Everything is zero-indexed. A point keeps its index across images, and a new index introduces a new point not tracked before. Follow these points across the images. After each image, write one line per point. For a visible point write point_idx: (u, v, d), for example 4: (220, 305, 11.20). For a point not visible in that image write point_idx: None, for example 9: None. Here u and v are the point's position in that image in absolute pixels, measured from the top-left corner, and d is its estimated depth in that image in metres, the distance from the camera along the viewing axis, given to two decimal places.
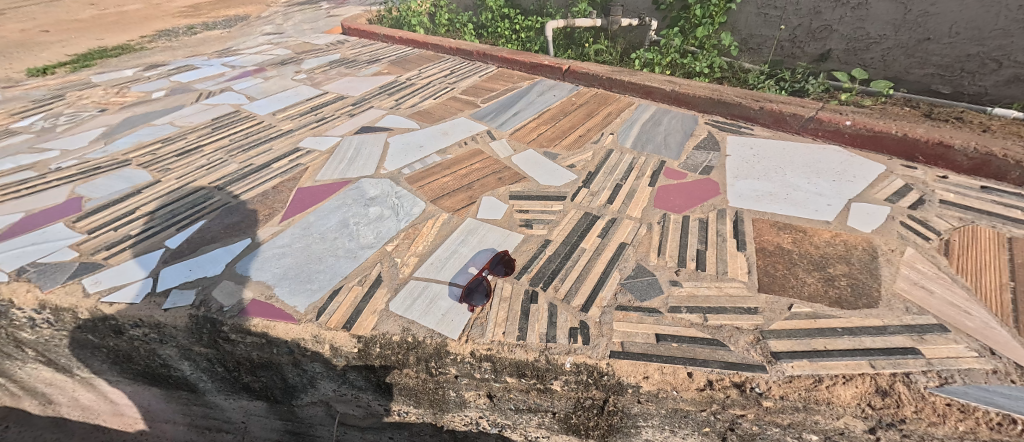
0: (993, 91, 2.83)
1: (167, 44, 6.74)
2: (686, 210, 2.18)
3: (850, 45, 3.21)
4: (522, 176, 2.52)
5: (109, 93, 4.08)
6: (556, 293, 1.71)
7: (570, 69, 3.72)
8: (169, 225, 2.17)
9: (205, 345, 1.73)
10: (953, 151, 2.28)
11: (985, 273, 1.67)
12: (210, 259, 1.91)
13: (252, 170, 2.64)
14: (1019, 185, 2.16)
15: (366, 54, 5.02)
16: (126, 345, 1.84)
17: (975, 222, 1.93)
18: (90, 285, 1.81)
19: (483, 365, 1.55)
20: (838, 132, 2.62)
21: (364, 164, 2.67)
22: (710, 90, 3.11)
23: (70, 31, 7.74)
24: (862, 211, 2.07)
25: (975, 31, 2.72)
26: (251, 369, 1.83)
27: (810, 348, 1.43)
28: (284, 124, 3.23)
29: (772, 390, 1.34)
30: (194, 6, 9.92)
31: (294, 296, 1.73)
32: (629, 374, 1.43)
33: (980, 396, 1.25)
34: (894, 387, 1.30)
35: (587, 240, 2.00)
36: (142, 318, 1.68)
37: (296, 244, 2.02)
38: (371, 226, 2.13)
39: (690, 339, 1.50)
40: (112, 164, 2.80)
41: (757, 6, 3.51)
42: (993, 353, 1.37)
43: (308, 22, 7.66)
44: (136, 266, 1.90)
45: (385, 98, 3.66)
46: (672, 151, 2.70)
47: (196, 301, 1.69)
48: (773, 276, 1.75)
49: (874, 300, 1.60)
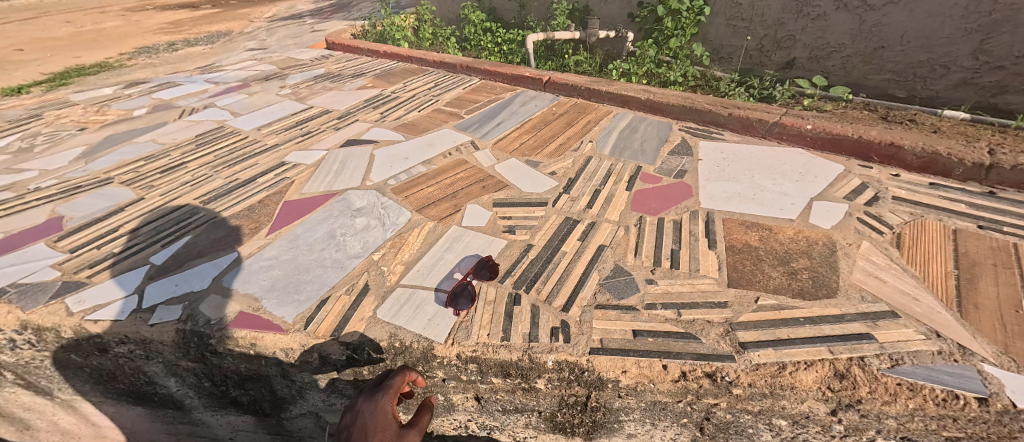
0: (944, 94, 3.02)
1: (148, 61, 6.72)
2: (661, 212, 2.29)
3: (812, 53, 3.41)
4: (505, 184, 2.60)
5: (89, 111, 4.05)
6: (539, 294, 1.79)
7: (551, 80, 3.85)
8: (153, 242, 2.17)
9: (192, 359, 1.74)
10: (903, 151, 2.45)
11: (931, 263, 1.82)
12: (197, 274, 1.93)
13: (238, 185, 2.66)
14: (964, 182, 2.33)
15: (351, 68, 5.08)
16: (111, 363, 1.83)
17: (924, 216, 2.09)
18: (73, 304, 1.80)
19: (469, 367, 1.60)
20: (801, 135, 2.78)
21: (350, 177, 2.72)
22: (682, 98, 3.27)
23: (46, 50, 7.62)
24: (823, 209, 2.21)
25: (924, 39, 2.93)
26: (238, 382, 1.85)
27: (774, 337, 1.54)
28: (269, 139, 3.26)
29: (741, 378, 1.43)
30: (175, 23, 9.90)
31: (282, 307, 1.76)
32: (608, 369, 1.50)
33: (927, 375, 1.37)
34: (850, 370, 1.41)
35: (568, 243, 2.08)
36: (127, 334, 1.68)
37: (284, 256, 2.05)
38: (358, 236, 2.18)
39: (665, 333, 1.59)
40: (92, 183, 2.78)
41: (725, 18, 3.70)
42: (939, 335, 1.50)
43: (293, 36, 7.74)
44: (120, 283, 1.90)
45: (370, 111, 3.72)
46: (648, 156, 2.83)
47: (183, 315, 1.71)
48: (742, 271, 1.87)
49: (833, 291, 1.73)
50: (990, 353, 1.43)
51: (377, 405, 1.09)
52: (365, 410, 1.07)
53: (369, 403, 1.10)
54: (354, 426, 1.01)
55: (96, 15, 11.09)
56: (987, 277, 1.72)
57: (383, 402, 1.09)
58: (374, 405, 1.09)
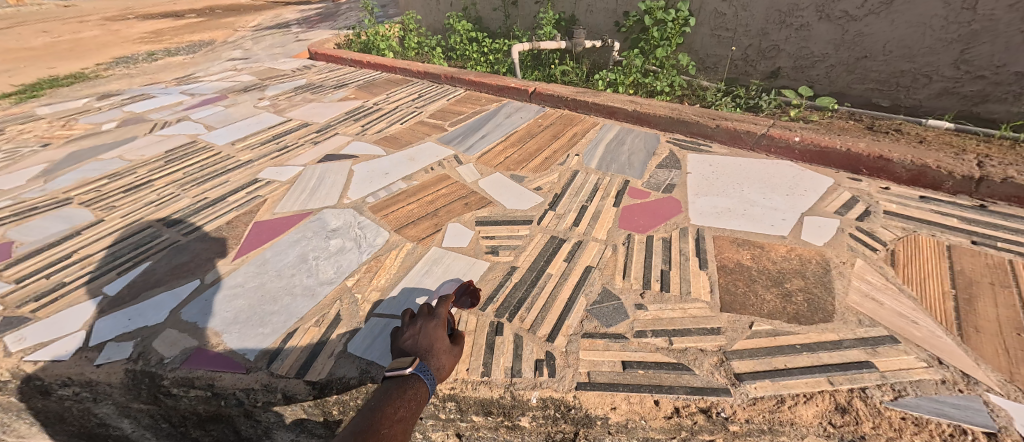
0: (927, 103, 3.02)
1: (125, 72, 6.52)
2: (650, 230, 2.20)
3: (796, 63, 3.40)
4: (488, 200, 2.50)
5: (55, 125, 3.86)
6: (522, 322, 1.68)
7: (536, 91, 3.78)
8: (109, 269, 2.01)
9: (145, 401, 1.59)
10: (892, 163, 2.41)
11: (927, 281, 1.77)
12: (154, 306, 1.78)
13: (206, 204, 2.50)
14: (954, 194, 2.29)
15: (334, 78, 4.96)
16: (56, 405, 1.68)
17: (916, 231, 2.04)
18: (14, 343, 1.64)
19: (448, 405, 1.49)
20: (789, 148, 2.74)
21: (326, 194, 2.59)
22: (669, 109, 3.22)
23: (18, 61, 7.36)
24: (814, 225, 2.15)
25: (905, 49, 2.93)
26: (199, 423, 1.70)
27: (771, 367, 1.46)
28: (243, 154, 3.11)
29: (737, 414, 1.34)
30: (156, 32, 9.69)
31: (244, 341, 1.63)
32: (596, 406, 1.40)
33: (932, 407, 1.31)
34: (851, 403, 1.34)
35: (553, 265, 1.98)
36: (71, 377, 1.53)
37: (250, 283, 1.92)
38: (332, 260, 2.05)
39: (655, 364, 1.50)
40: (49, 203, 2.57)
41: (710, 28, 3.68)
42: (941, 362, 1.44)
43: (277, 46, 7.60)
44: (67, 318, 1.74)
45: (350, 123, 3.60)
46: (636, 169, 2.76)
47: (135, 353, 1.57)
48: (734, 294, 1.79)
49: (829, 314, 1.65)
50: (995, 382, 1.37)
51: (435, 325, 1.45)
52: (427, 327, 1.43)
53: (429, 322, 1.45)
54: (418, 341, 1.39)
55: (74, 24, 10.81)
56: (984, 297, 1.67)
57: (441, 325, 1.43)
58: (434, 325, 1.44)
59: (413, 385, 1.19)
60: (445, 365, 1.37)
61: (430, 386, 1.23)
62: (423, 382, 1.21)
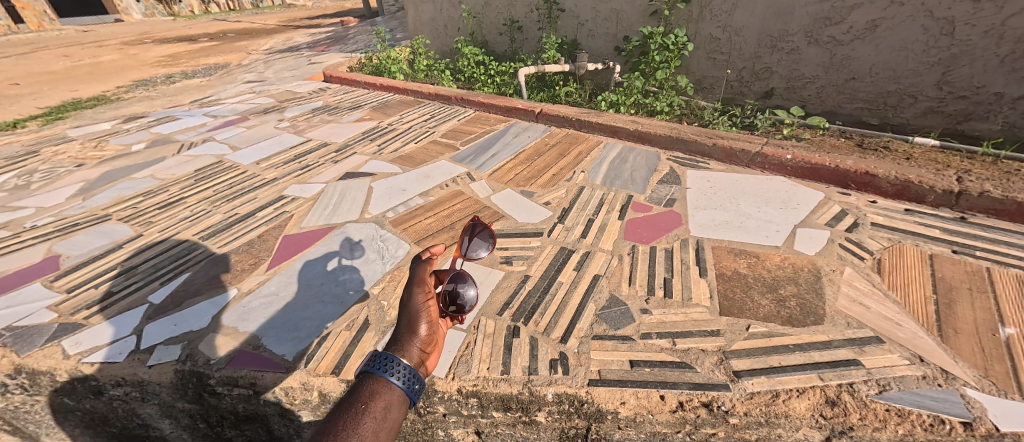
0: (913, 121, 3.20)
1: (145, 94, 6.80)
2: (653, 241, 2.36)
3: (788, 84, 3.61)
4: (501, 214, 2.67)
5: (87, 147, 4.06)
6: (537, 326, 1.83)
7: (543, 112, 3.99)
8: (152, 279, 2.16)
9: (189, 400, 1.73)
10: (878, 178, 2.58)
11: (911, 288, 1.91)
12: (196, 313, 1.93)
13: (237, 219, 2.67)
14: (937, 207, 2.44)
15: (348, 100, 5.21)
16: (104, 406, 1.80)
17: (901, 241, 2.19)
18: (70, 346, 1.79)
19: (470, 401, 1.62)
20: (782, 165, 2.92)
21: (348, 210, 2.76)
22: (668, 128, 3.41)
23: (42, 84, 7.68)
24: (806, 236, 2.31)
25: (890, 71, 3.13)
26: (235, 422, 1.83)
27: (766, 365, 1.59)
28: (268, 173, 3.30)
29: (736, 407, 1.48)
30: (172, 56, 10.07)
31: (282, 344, 1.77)
32: (607, 401, 1.53)
33: (913, 400, 1.45)
34: (840, 396, 1.48)
35: (564, 273, 2.13)
36: (124, 377, 1.67)
37: (283, 291, 2.07)
38: (357, 270, 2.21)
39: (661, 363, 1.63)
40: (90, 220, 2.74)
41: (706, 52, 3.91)
42: (922, 360, 1.58)
43: (290, 69, 7.92)
44: (118, 324, 1.89)
45: (367, 143, 3.81)
46: (638, 185, 2.93)
47: (183, 355, 1.72)
48: (732, 300, 1.93)
49: (820, 318, 1.79)
50: (972, 377, 1.51)
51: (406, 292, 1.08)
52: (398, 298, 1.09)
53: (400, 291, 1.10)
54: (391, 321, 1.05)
55: (93, 49, 11.24)
56: (963, 301, 1.81)
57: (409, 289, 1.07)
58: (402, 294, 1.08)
59: (358, 393, 0.87)
60: (414, 328, 1.02)
61: (393, 381, 0.90)
62: (379, 379, 0.90)
